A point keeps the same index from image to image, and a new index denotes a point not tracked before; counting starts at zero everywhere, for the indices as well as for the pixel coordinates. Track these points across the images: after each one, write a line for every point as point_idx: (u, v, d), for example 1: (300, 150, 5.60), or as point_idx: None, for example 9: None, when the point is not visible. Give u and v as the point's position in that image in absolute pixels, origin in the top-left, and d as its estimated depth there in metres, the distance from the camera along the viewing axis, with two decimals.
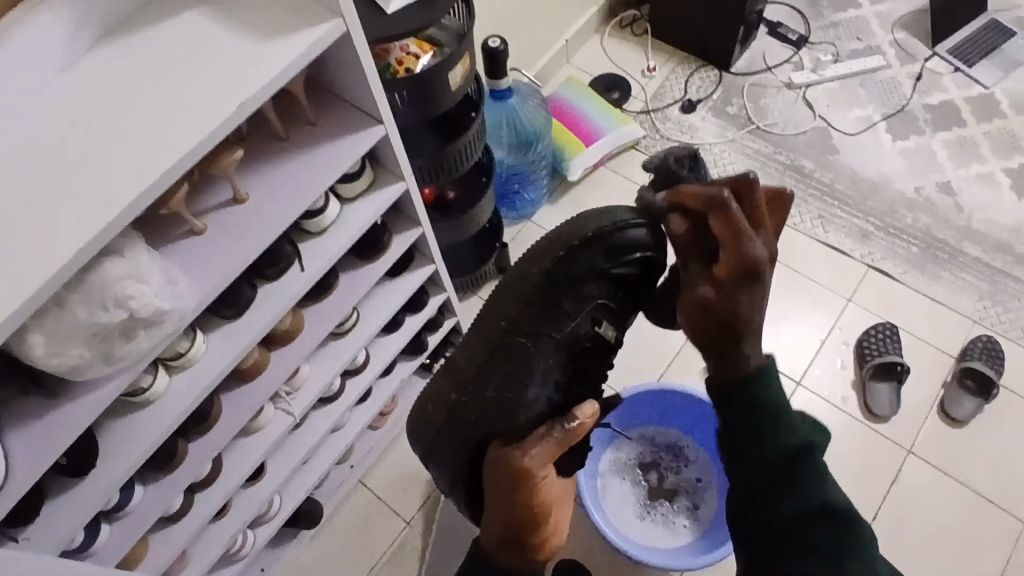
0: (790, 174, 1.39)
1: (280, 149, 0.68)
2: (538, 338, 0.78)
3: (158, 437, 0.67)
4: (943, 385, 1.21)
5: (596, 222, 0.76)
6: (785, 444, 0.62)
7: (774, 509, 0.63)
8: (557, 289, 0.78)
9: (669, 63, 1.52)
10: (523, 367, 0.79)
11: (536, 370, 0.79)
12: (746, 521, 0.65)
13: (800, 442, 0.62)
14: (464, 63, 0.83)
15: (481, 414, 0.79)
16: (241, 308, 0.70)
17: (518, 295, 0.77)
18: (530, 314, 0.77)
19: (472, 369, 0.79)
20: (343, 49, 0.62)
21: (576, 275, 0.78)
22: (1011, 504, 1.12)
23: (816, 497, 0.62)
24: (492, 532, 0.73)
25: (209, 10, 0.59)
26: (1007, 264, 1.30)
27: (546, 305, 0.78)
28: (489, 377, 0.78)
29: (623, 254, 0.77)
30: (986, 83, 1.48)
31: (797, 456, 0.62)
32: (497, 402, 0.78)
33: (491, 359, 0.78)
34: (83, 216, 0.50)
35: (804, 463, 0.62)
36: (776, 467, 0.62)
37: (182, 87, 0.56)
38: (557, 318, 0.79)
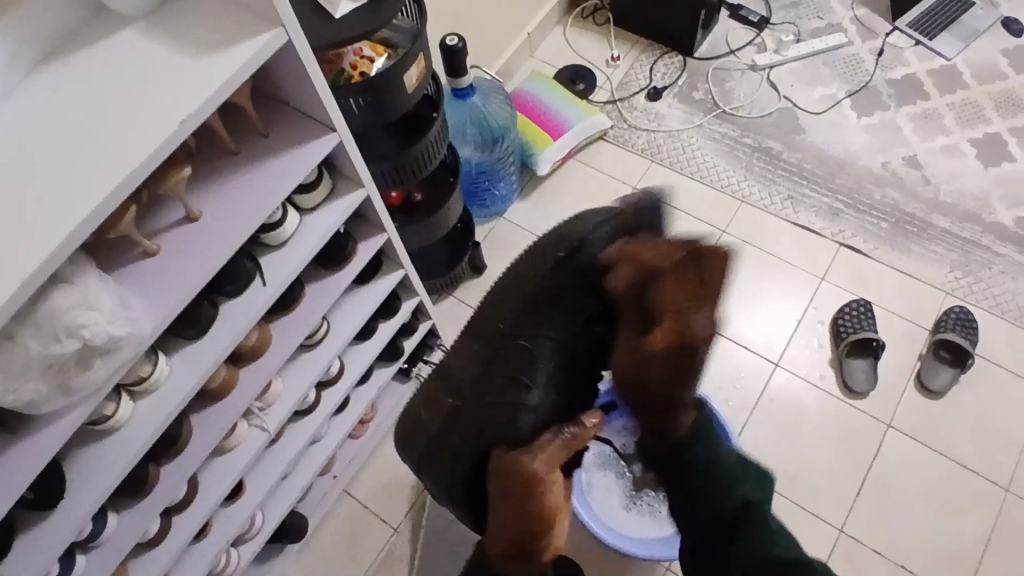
0: (758, 156, 1.40)
1: (232, 163, 0.67)
2: (539, 342, 0.85)
3: (126, 464, 0.65)
4: (919, 358, 1.22)
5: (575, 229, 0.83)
6: (737, 493, 0.85)
7: (731, 549, 0.83)
8: (547, 294, 0.83)
9: (633, 51, 1.52)
10: (524, 369, 0.86)
11: (533, 372, 0.86)
12: (711, 556, 0.85)
13: (749, 498, 0.85)
14: (419, 64, 0.82)
15: (476, 414, 0.87)
16: (204, 327, 0.68)
17: (516, 301, 0.85)
18: (524, 317, 0.85)
19: (468, 373, 0.88)
20: (288, 58, 0.61)
21: (567, 281, 0.82)
22: (991, 472, 1.13)
23: (766, 531, 0.83)
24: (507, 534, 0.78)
25: (148, 25, 0.58)
26: (976, 233, 1.31)
27: (543, 311, 0.84)
28: (486, 380, 0.87)
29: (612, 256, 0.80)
30: (947, 55, 1.48)
31: (749, 506, 0.85)
32: (494, 405, 0.86)
33: (488, 360, 0.87)
34: (25, 246, 0.48)
35: (750, 514, 0.84)
36: (731, 516, 0.84)
37: (123, 107, 0.54)
38: (551, 320, 0.84)
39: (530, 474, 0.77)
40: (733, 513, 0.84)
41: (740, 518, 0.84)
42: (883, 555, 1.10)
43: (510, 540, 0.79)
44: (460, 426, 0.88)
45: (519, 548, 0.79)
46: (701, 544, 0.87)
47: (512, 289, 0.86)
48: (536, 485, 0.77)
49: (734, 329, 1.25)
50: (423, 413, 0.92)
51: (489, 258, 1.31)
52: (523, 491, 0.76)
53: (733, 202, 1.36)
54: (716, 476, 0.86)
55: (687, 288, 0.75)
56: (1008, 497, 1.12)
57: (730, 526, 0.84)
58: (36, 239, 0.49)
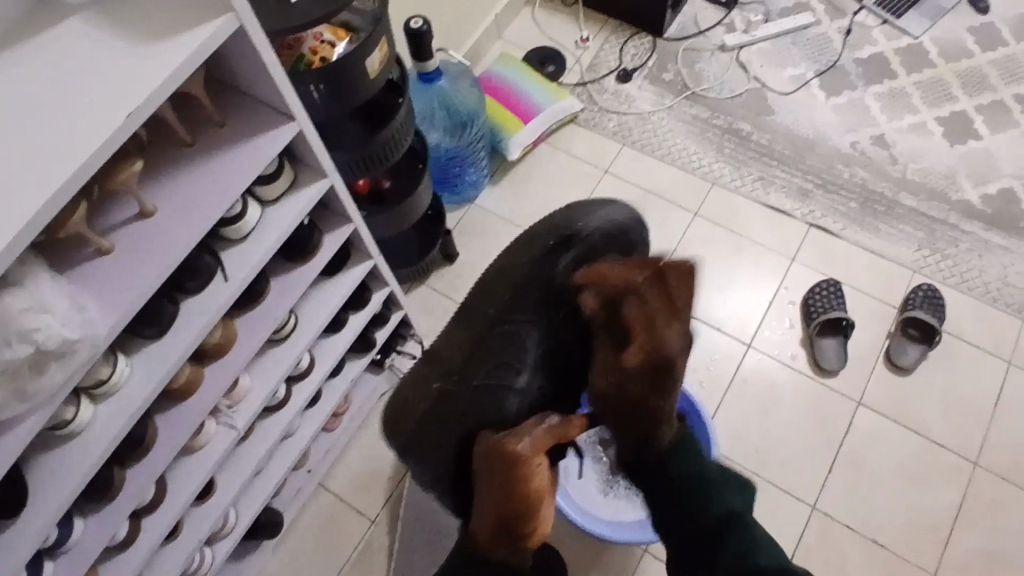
0: (728, 137, 1.39)
1: (186, 155, 0.64)
2: (528, 326, 0.87)
3: (89, 469, 0.62)
4: (888, 336, 1.24)
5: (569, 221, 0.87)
6: (717, 505, 0.78)
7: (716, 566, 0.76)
8: (545, 281, 0.86)
9: (602, 32, 1.50)
10: (514, 353, 0.88)
11: (528, 358, 0.89)
12: None
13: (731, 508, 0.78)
14: (381, 49, 0.80)
15: (469, 401, 0.87)
16: (164, 326, 0.66)
17: (507, 285, 0.87)
18: (520, 300, 0.86)
19: (456, 360, 0.87)
20: (241, 44, 0.58)
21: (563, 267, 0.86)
22: (959, 445, 1.16)
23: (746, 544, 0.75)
24: (489, 515, 0.76)
25: (92, 13, 0.55)
26: (943, 211, 1.33)
27: (536, 295, 0.86)
28: (478, 366, 0.87)
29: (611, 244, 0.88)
30: (914, 33, 1.49)
31: (728, 518, 0.78)
32: (483, 390, 0.87)
33: (479, 347, 0.87)
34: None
35: (729, 529, 0.77)
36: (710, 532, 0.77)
37: (67, 99, 0.51)
38: (550, 309, 0.87)
39: (516, 455, 0.74)
40: (711, 523, 0.77)
41: (718, 526, 0.77)
42: (856, 530, 1.12)
43: (494, 524, 0.76)
44: (448, 410, 0.87)
45: (504, 534, 0.76)
46: (681, 549, 0.80)
47: (504, 275, 0.87)
48: (523, 465, 0.74)
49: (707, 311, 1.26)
50: (401, 406, 0.91)
51: (462, 246, 1.30)
52: (510, 470, 0.74)
53: (705, 184, 1.35)
54: (696, 489, 0.79)
55: (646, 300, 0.74)
56: (975, 469, 1.14)
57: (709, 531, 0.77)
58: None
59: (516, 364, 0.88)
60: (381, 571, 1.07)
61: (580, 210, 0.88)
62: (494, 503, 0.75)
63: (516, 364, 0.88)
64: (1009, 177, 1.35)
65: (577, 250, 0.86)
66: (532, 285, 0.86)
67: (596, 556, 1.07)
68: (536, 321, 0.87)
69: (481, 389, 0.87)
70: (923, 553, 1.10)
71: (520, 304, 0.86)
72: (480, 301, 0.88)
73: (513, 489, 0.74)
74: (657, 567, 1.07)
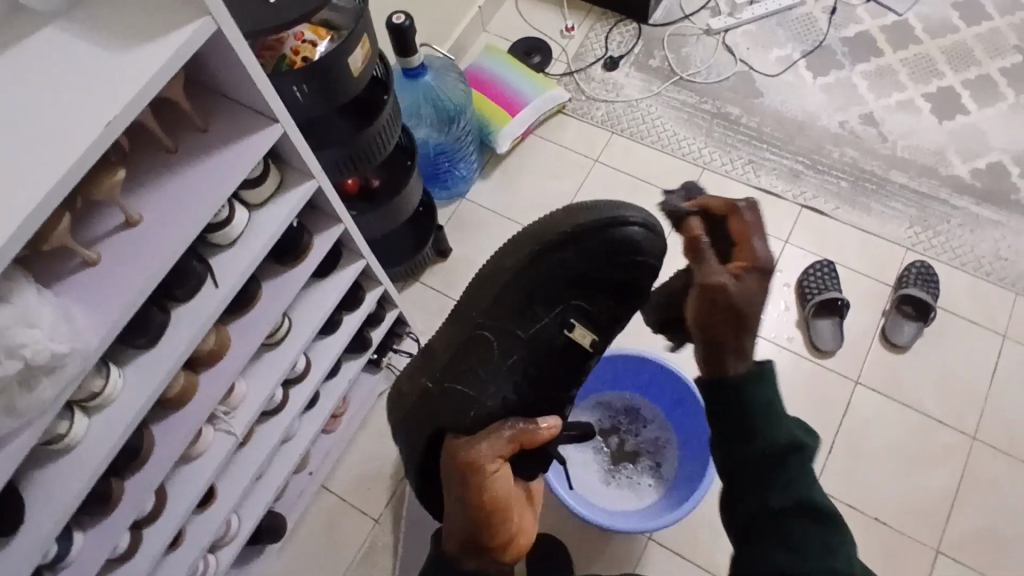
0: (717, 122, 1.39)
1: (170, 162, 0.63)
2: (509, 332, 0.85)
3: (86, 482, 0.62)
4: (883, 314, 1.24)
5: (573, 221, 0.83)
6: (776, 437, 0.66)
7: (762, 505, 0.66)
8: (531, 286, 0.84)
9: (587, 20, 1.49)
10: (493, 358, 0.85)
11: (504, 366, 0.86)
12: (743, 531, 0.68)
13: (790, 441, 0.66)
14: (363, 46, 0.79)
15: (440, 400, 0.83)
16: (154, 335, 0.65)
17: (493, 292, 0.84)
18: (506, 316, 0.84)
19: (439, 359, 0.85)
20: (220, 48, 0.58)
21: (552, 268, 0.83)
22: (957, 421, 1.16)
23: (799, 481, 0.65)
24: (456, 527, 0.74)
25: (67, 22, 0.54)
26: (934, 187, 1.33)
27: (522, 297, 0.84)
28: (455, 369, 0.84)
29: (614, 251, 0.84)
30: (899, 10, 1.49)
31: (789, 450, 0.66)
32: (455, 395, 0.84)
33: (459, 348, 0.84)
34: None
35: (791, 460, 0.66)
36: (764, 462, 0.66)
37: (44, 109, 0.51)
38: (531, 315, 0.85)
39: (472, 462, 0.72)
40: (769, 462, 0.66)
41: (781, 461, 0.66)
42: (857, 509, 1.13)
43: (459, 533, 0.73)
44: (424, 414, 0.83)
45: (471, 544, 0.73)
46: (732, 500, 0.68)
47: (488, 281, 0.85)
48: (478, 474, 0.72)
49: None
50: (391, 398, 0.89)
51: (454, 241, 1.29)
52: (464, 477, 0.72)
53: (695, 170, 1.35)
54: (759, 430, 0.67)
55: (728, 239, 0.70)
56: (974, 443, 1.15)
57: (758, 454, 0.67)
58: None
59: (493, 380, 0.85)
60: (386, 570, 1.07)
61: (595, 213, 0.84)
62: (455, 513, 0.73)
63: (487, 374, 0.85)
64: (998, 151, 1.35)
65: (569, 251, 0.83)
66: (521, 298, 0.84)
67: (601, 546, 1.08)
68: (517, 332, 0.85)
69: (456, 392, 0.84)
70: (926, 529, 1.11)
71: (504, 315, 0.84)
72: (465, 304, 0.86)
73: (471, 500, 0.71)
74: (661, 554, 1.07)
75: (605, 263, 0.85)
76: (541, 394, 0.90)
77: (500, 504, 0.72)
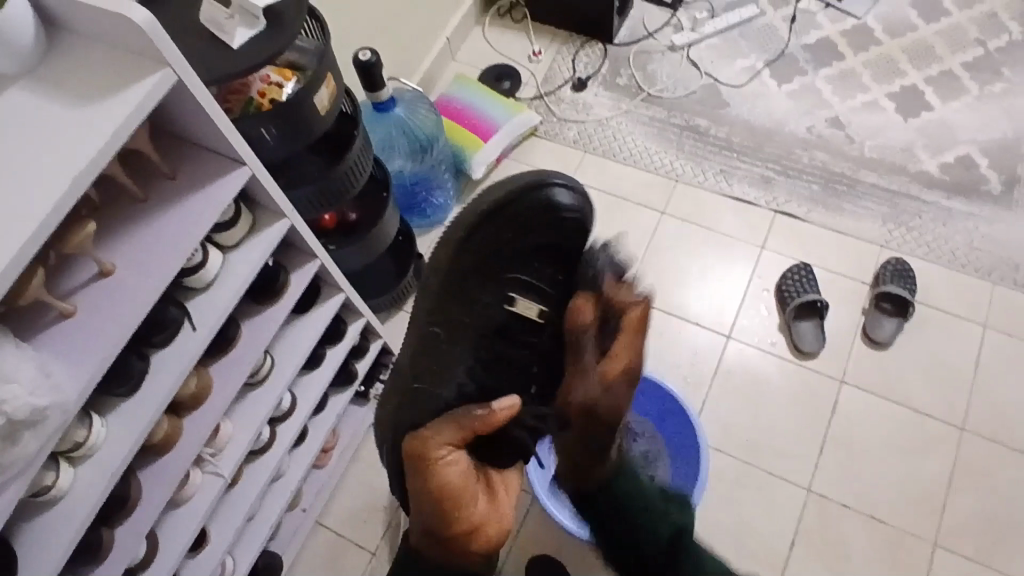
0: (687, 134, 1.41)
1: (141, 210, 0.65)
2: (462, 319, 0.83)
3: (73, 534, 0.62)
4: (864, 312, 1.25)
5: (499, 191, 0.83)
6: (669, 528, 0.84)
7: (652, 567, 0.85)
8: (475, 265, 0.82)
9: (554, 44, 1.52)
10: (450, 350, 0.83)
11: (464, 354, 0.84)
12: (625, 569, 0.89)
13: (676, 526, 0.84)
14: (328, 85, 0.81)
15: (408, 400, 0.82)
16: (135, 382, 0.66)
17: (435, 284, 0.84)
18: (450, 298, 0.82)
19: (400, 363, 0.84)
20: (183, 97, 0.59)
21: (486, 242, 0.82)
22: (945, 413, 1.17)
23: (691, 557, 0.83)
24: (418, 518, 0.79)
25: (29, 81, 0.55)
26: (904, 184, 1.35)
27: (468, 279, 0.83)
28: (416, 367, 0.82)
29: (542, 215, 0.84)
30: (857, 14, 1.53)
31: (676, 537, 0.84)
32: (421, 392, 0.82)
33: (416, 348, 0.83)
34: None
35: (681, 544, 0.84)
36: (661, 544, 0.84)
37: (10, 168, 0.52)
38: (481, 297, 0.84)
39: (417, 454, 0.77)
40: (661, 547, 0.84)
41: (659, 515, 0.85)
42: (853, 508, 1.13)
43: (420, 525, 0.79)
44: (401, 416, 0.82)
45: (433, 534, 0.79)
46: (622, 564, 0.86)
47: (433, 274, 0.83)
48: (423, 464, 0.76)
49: (684, 307, 1.27)
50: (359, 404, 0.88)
51: None
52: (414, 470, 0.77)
53: (669, 183, 1.37)
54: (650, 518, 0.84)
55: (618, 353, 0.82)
56: (962, 434, 1.16)
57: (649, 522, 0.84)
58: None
59: (450, 369, 0.83)
60: None
61: (514, 183, 0.84)
62: (417, 493, 0.77)
63: (448, 364, 0.83)
64: (964, 144, 1.38)
65: (502, 217, 0.82)
66: (462, 279, 0.82)
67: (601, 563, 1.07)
68: (464, 318, 0.83)
69: (421, 389, 0.82)
70: (922, 523, 1.11)
71: (449, 303, 0.82)
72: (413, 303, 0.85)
73: (421, 489, 0.77)
74: None
75: (537, 227, 0.84)
76: (505, 379, 0.87)
77: (446, 491, 0.76)
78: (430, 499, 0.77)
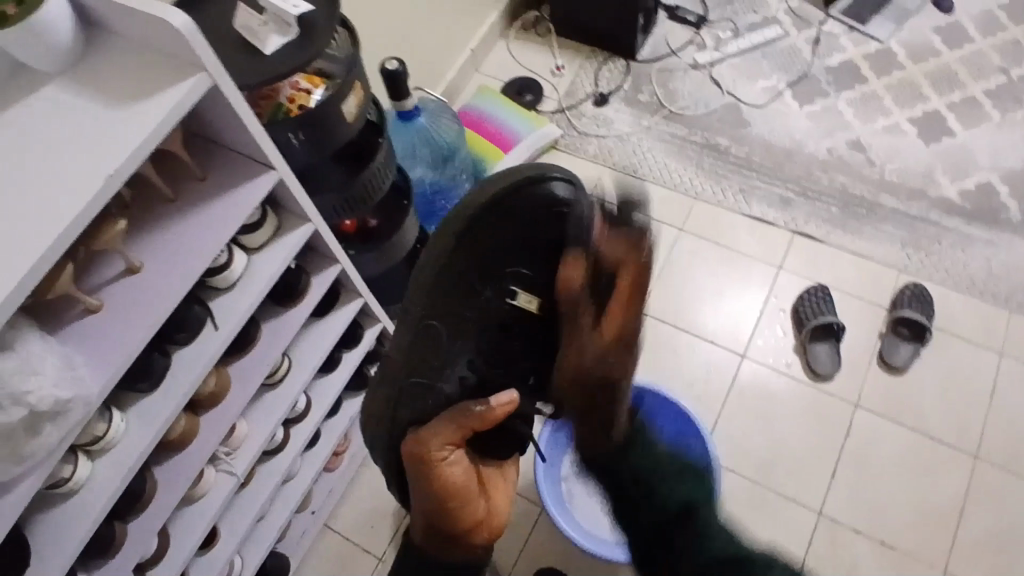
0: (707, 152, 1.42)
1: (170, 210, 0.66)
2: (452, 318, 0.83)
3: (89, 526, 0.63)
4: (880, 336, 1.24)
5: (506, 181, 0.86)
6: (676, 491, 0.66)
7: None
8: (472, 259, 0.84)
9: (577, 58, 1.53)
10: (441, 350, 0.83)
11: (456, 355, 0.83)
12: None
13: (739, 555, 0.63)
14: (356, 93, 0.82)
15: (400, 393, 0.81)
16: (156, 379, 0.67)
17: (433, 275, 0.83)
18: (446, 295, 0.83)
19: (400, 363, 0.82)
20: (217, 102, 0.60)
21: (487, 236, 0.84)
22: (959, 441, 1.16)
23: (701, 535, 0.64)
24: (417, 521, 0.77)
25: (69, 81, 0.57)
26: (923, 209, 1.35)
27: (464, 271, 0.84)
28: (410, 361, 0.82)
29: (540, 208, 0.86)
30: (880, 38, 1.53)
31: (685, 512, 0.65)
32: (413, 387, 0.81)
33: (412, 343, 0.82)
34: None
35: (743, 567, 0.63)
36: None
37: (48, 165, 0.53)
38: (474, 298, 0.84)
39: (414, 455, 0.71)
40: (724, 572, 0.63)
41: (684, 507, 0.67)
42: (863, 533, 1.12)
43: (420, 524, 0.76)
44: (384, 413, 0.81)
45: (434, 533, 0.76)
46: None
47: (422, 272, 0.84)
48: (427, 467, 0.71)
49: (699, 324, 1.26)
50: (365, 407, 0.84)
51: None
52: (415, 475, 0.72)
53: (687, 200, 1.37)
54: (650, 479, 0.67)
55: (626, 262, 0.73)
56: (977, 462, 1.14)
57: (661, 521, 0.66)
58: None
59: (450, 363, 0.83)
60: None
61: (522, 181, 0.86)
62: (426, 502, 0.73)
63: (445, 356, 0.83)
64: (986, 171, 1.37)
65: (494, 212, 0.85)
66: (459, 273, 0.83)
67: None
68: (465, 313, 0.83)
69: (412, 383, 0.81)
70: (935, 552, 1.10)
71: (450, 299, 0.83)
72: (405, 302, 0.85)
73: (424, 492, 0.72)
74: None
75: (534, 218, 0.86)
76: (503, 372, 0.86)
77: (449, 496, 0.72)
78: (446, 500, 0.72)
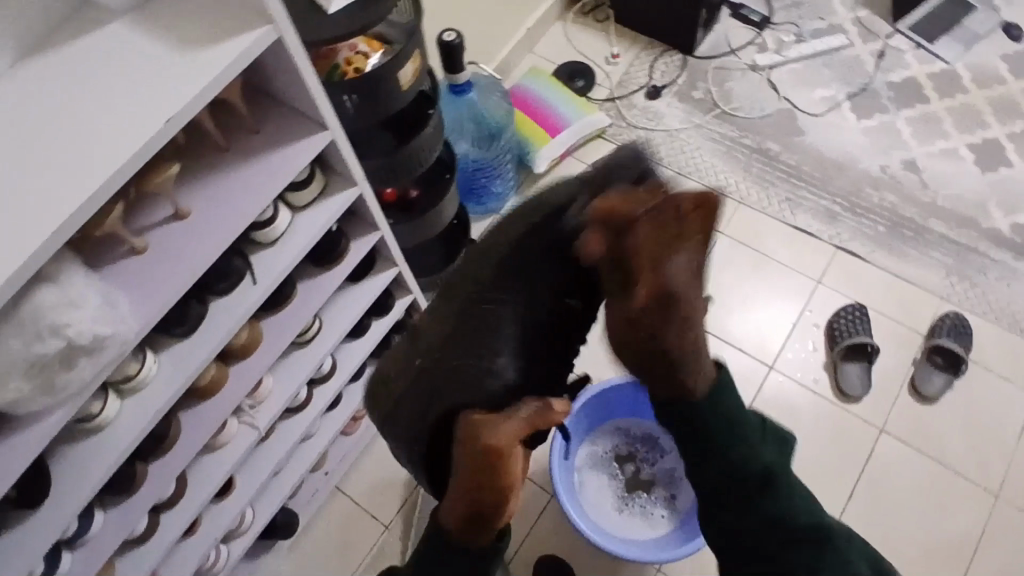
0: (757, 157, 1.39)
1: (221, 160, 0.66)
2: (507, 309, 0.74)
3: (112, 462, 0.64)
4: (914, 363, 1.21)
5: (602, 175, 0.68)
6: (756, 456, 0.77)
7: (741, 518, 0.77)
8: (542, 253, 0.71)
9: (633, 48, 1.50)
10: (489, 338, 0.74)
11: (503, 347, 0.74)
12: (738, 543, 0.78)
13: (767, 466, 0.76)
14: (414, 61, 0.81)
15: (439, 377, 0.74)
16: (191, 326, 0.67)
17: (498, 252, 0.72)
18: (496, 285, 0.73)
19: (437, 338, 0.74)
20: (279, 56, 0.60)
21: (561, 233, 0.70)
22: (983, 477, 1.13)
23: (790, 493, 0.77)
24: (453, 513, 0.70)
25: (135, 20, 0.57)
26: (973, 239, 1.31)
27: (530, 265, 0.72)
28: (453, 344, 0.74)
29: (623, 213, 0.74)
30: (948, 58, 1.48)
31: (764, 481, 0.76)
32: (457, 373, 0.74)
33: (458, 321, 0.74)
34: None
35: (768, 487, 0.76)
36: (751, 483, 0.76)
37: (108, 103, 0.53)
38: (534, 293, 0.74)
39: (489, 449, 0.65)
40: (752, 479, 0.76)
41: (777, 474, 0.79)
42: None
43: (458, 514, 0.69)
44: (422, 392, 0.76)
45: (471, 526, 0.70)
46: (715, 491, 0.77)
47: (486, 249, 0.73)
48: (502, 458, 0.65)
49: (729, 330, 1.25)
50: (385, 375, 0.79)
51: None
52: (481, 467, 0.66)
53: (731, 203, 1.35)
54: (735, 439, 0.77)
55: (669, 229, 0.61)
56: (997, 502, 1.12)
57: (746, 492, 0.76)
58: (8, 241, 0.48)
59: (495, 353, 0.74)
60: None
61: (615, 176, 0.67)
62: (464, 486, 0.68)
63: (489, 347, 0.74)
64: None
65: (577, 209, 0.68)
66: (515, 270, 0.72)
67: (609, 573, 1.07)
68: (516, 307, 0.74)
69: (455, 368, 0.74)
70: None
71: (507, 284, 0.73)
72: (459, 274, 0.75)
73: (484, 483, 0.66)
74: None
75: None
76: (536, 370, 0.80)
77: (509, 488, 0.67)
78: (479, 498, 0.67)
